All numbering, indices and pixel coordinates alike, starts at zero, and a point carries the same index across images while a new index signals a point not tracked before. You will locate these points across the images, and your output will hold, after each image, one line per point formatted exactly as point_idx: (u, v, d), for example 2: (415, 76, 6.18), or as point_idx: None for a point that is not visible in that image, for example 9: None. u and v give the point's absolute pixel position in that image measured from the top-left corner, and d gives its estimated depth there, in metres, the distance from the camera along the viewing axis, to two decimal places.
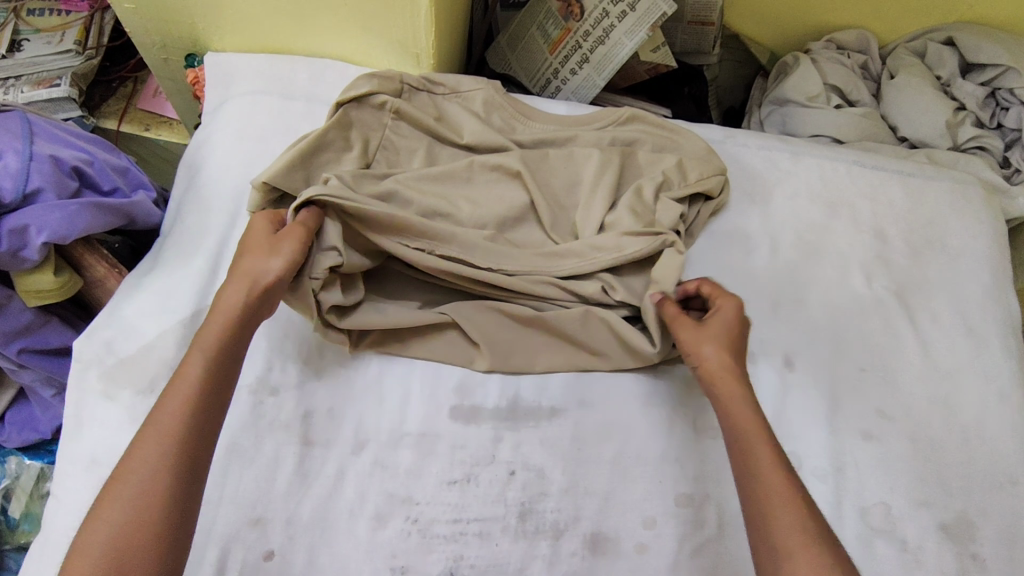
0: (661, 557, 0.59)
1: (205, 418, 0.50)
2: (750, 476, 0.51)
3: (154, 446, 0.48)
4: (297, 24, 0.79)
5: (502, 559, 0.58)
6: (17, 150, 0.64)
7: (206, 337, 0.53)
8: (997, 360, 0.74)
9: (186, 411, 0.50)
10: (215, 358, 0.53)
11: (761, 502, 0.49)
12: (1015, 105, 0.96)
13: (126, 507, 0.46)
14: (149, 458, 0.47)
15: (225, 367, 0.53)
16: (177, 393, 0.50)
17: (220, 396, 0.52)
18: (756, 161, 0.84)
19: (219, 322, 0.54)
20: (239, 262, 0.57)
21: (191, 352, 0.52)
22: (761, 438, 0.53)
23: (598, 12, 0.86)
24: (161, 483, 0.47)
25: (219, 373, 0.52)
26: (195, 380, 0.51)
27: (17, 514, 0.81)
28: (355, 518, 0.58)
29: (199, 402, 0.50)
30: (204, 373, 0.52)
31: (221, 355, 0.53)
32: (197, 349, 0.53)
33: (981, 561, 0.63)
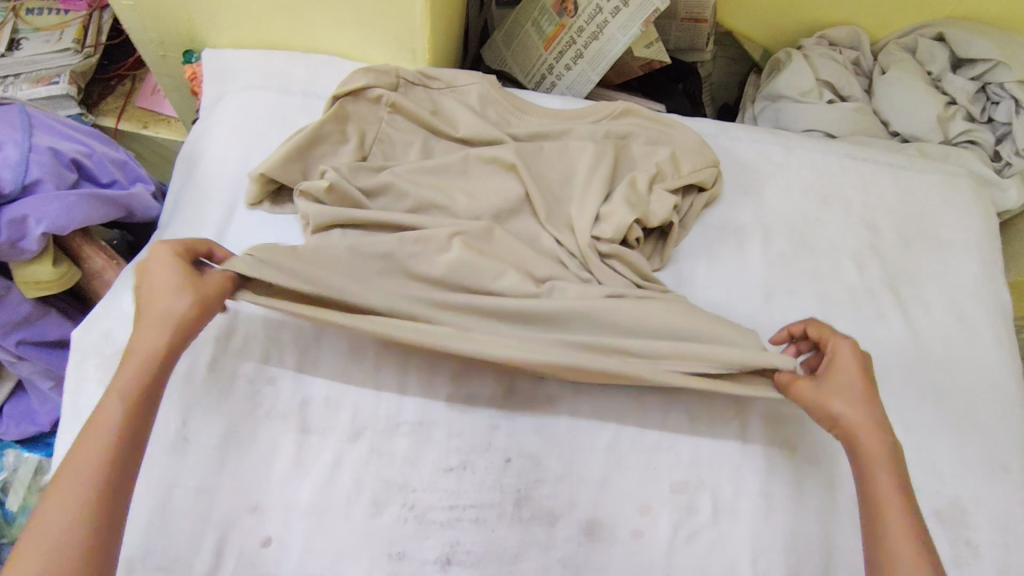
0: (655, 544, 0.60)
1: (125, 460, 0.50)
2: (876, 509, 0.54)
3: (71, 491, 0.48)
4: (294, 21, 0.80)
5: (498, 545, 0.59)
6: (16, 142, 0.65)
7: (125, 376, 0.53)
8: (988, 349, 0.74)
9: (102, 457, 0.49)
10: (134, 398, 0.52)
11: (875, 521, 0.53)
12: (1005, 100, 0.96)
13: (43, 554, 0.45)
14: (67, 503, 0.47)
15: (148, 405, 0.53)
16: (96, 434, 0.50)
17: (139, 437, 0.52)
18: (748, 154, 0.84)
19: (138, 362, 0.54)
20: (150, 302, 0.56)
21: (109, 392, 0.52)
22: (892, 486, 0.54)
23: (592, 8, 0.86)
24: (79, 527, 0.47)
25: (140, 411, 0.52)
26: (114, 422, 0.51)
27: (14, 509, 0.79)
28: (352, 506, 0.59)
29: (112, 452, 0.50)
30: (122, 412, 0.51)
31: (139, 399, 0.52)
32: (114, 391, 0.52)
33: (975, 547, 0.63)
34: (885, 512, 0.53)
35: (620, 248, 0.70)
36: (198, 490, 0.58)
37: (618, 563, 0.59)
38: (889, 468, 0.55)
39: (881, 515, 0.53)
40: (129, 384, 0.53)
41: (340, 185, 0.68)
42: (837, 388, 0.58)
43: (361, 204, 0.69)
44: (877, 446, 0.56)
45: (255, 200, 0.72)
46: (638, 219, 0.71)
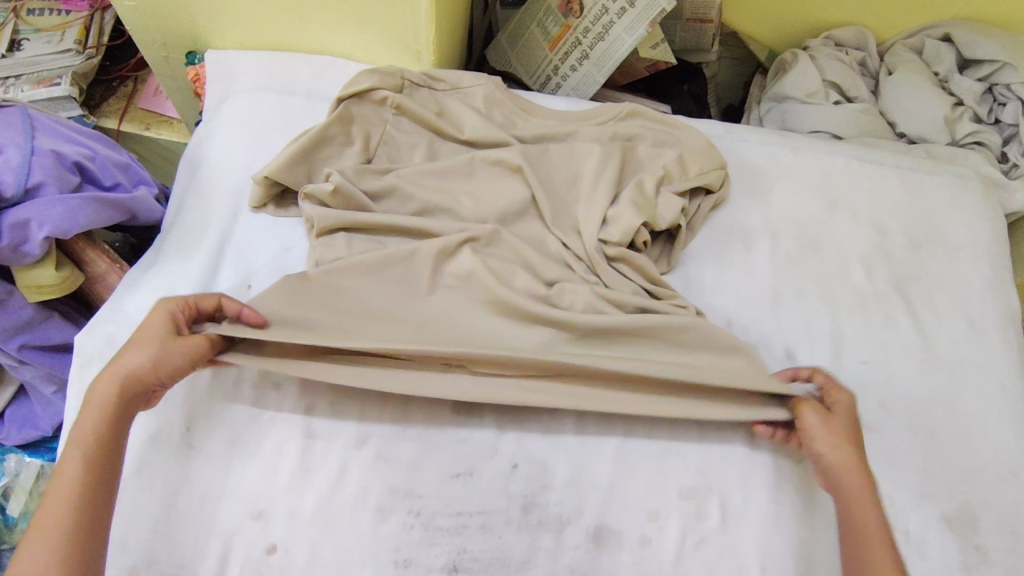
0: (664, 551, 0.59)
1: (94, 510, 0.49)
2: (864, 545, 0.54)
3: (37, 547, 0.46)
4: (298, 22, 0.79)
5: (505, 552, 0.58)
6: (18, 145, 0.64)
7: (82, 428, 0.51)
8: (997, 352, 0.74)
9: (69, 510, 0.48)
10: (95, 448, 0.51)
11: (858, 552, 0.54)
12: (1012, 101, 0.96)
13: None
14: (38, 556, 0.46)
15: (110, 456, 0.51)
16: (57, 490, 0.49)
17: (105, 486, 0.50)
18: (755, 156, 0.84)
19: (93, 418, 0.52)
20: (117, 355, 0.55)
21: (66, 447, 0.50)
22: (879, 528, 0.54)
23: (598, 9, 0.85)
24: None
25: (101, 461, 0.51)
26: (75, 476, 0.49)
27: (15, 513, 0.78)
28: (358, 512, 0.58)
29: (78, 503, 0.48)
30: (83, 464, 0.50)
31: (102, 447, 0.51)
32: (72, 445, 0.51)
33: (985, 552, 0.63)
34: (872, 545, 0.53)
35: (628, 251, 0.69)
36: (202, 496, 0.58)
37: (627, 570, 0.58)
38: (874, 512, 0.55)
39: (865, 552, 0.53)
40: (84, 439, 0.51)
41: (345, 188, 0.67)
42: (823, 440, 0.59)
43: (364, 207, 0.69)
44: (859, 489, 0.56)
45: (259, 203, 0.71)
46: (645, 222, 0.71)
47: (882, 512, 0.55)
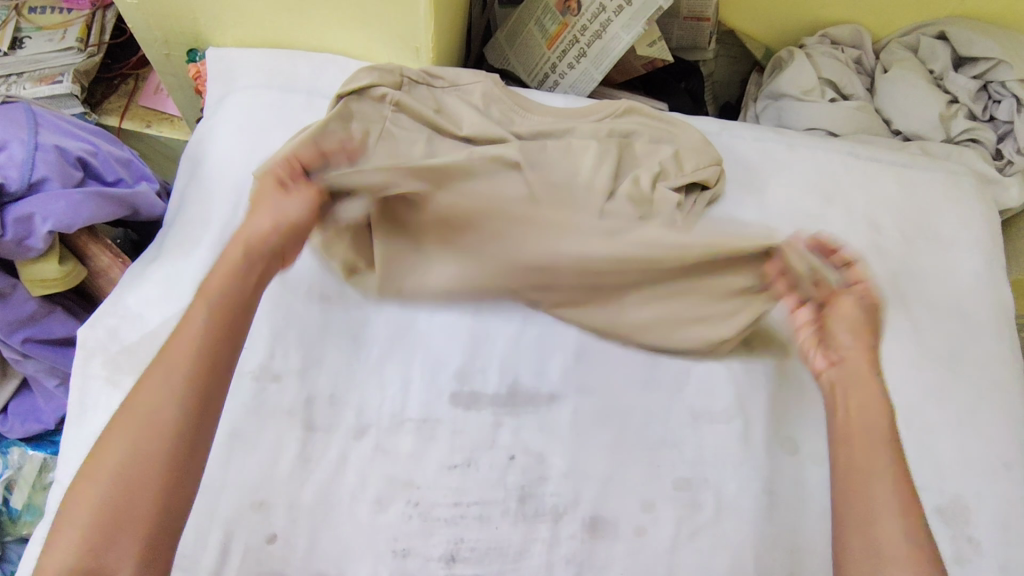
0: (659, 541, 0.60)
1: (216, 359, 0.52)
2: (863, 452, 0.56)
3: (160, 380, 0.50)
4: (298, 19, 0.80)
5: (502, 542, 0.59)
6: (22, 141, 0.65)
7: (212, 285, 0.56)
8: (990, 347, 0.75)
9: (192, 348, 0.52)
10: (218, 303, 0.54)
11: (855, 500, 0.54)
12: (1006, 98, 0.97)
13: (129, 439, 0.48)
14: (160, 391, 0.50)
15: (234, 313, 0.55)
16: (182, 333, 0.53)
17: (231, 337, 0.54)
18: (750, 152, 0.85)
19: (223, 274, 0.56)
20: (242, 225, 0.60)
21: (196, 298, 0.55)
22: (883, 430, 0.57)
23: (594, 7, 0.86)
24: (168, 414, 0.49)
25: (224, 315, 0.54)
26: (197, 328, 0.53)
27: (19, 505, 0.80)
28: (357, 502, 0.59)
29: (203, 346, 0.52)
30: (207, 317, 0.53)
31: (223, 302, 0.55)
32: (201, 297, 0.55)
33: (976, 543, 0.63)
34: (871, 447, 0.56)
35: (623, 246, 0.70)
36: (202, 487, 0.58)
37: (622, 560, 0.59)
38: (880, 421, 0.58)
39: (871, 501, 0.53)
40: (210, 291, 0.55)
41: None
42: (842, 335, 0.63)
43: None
44: (869, 395, 0.60)
45: None
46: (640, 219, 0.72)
47: (895, 430, 0.57)
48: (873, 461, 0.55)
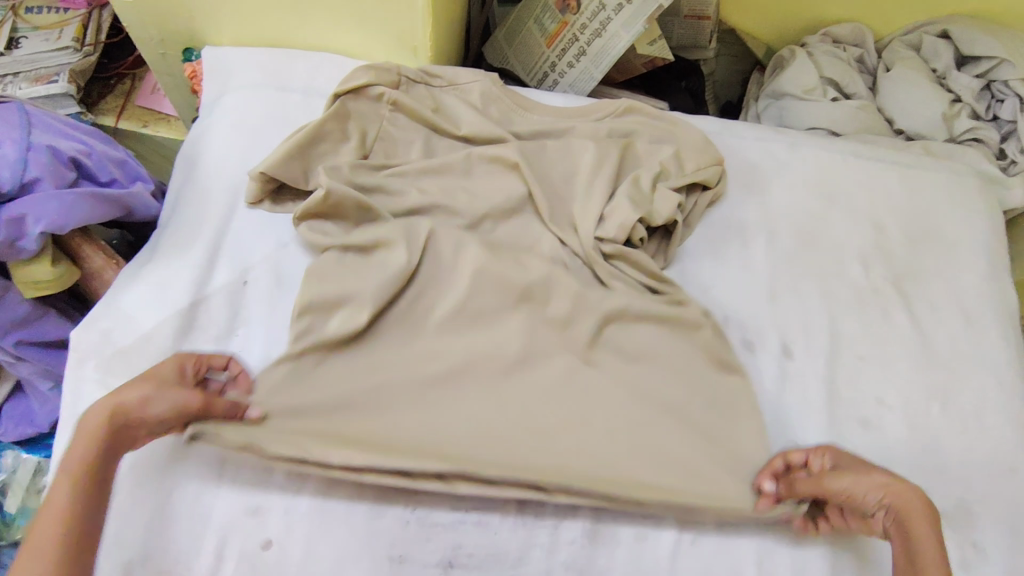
0: (661, 547, 0.59)
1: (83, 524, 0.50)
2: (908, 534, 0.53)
3: (34, 550, 0.48)
4: (294, 18, 0.79)
5: (501, 548, 0.58)
6: (15, 141, 0.65)
7: (74, 452, 0.52)
8: (994, 349, 0.74)
9: (58, 526, 0.49)
10: (83, 475, 0.51)
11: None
12: (1010, 97, 0.95)
13: None
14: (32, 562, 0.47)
15: (97, 484, 0.52)
16: (47, 510, 0.49)
17: (95, 507, 0.51)
18: (752, 152, 0.84)
19: (83, 443, 0.52)
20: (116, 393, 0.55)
21: (59, 471, 0.51)
22: (919, 506, 0.54)
23: (594, 5, 0.85)
24: None
25: (90, 488, 0.51)
26: (61, 505, 0.49)
27: (12, 510, 0.78)
28: (354, 507, 0.58)
29: (68, 517, 0.49)
30: (71, 490, 0.50)
31: (87, 472, 0.51)
32: (64, 467, 0.51)
33: (982, 549, 0.62)
34: (912, 526, 0.53)
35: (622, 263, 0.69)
36: (198, 491, 0.58)
37: (623, 566, 0.58)
38: (911, 496, 0.55)
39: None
40: (76, 466, 0.51)
41: (337, 190, 0.67)
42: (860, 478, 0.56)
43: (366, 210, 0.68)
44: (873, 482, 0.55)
45: (255, 199, 0.71)
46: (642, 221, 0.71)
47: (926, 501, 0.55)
48: (917, 538, 0.53)
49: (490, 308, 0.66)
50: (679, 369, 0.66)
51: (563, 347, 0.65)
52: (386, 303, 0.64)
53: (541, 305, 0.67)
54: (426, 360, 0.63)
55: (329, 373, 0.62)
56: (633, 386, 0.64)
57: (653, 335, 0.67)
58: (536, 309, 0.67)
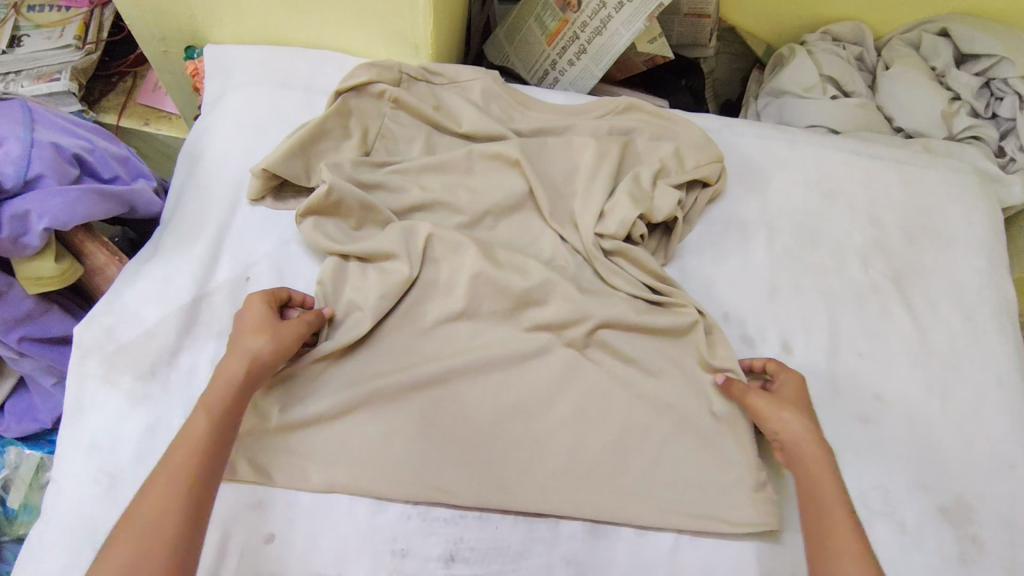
0: (660, 541, 0.59)
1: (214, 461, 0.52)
2: (813, 486, 0.56)
3: (169, 479, 0.50)
4: (296, 16, 0.80)
5: (502, 542, 0.58)
6: (17, 137, 0.65)
7: (213, 393, 0.55)
8: (992, 345, 0.74)
9: (194, 459, 0.51)
10: (218, 414, 0.54)
11: (823, 527, 0.54)
12: (1009, 95, 0.96)
13: (128, 548, 0.47)
14: (168, 490, 0.49)
15: (229, 424, 0.54)
16: (183, 444, 0.52)
17: (225, 447, 0.53)
18: (752, 150, 0.84)
19: (220, 387, 0.55)
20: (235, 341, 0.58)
21: (195, 410, 0.54)
22: (817, 450, 0.57)
23: (595, 3, 0.86)
24: (166, 520, 0.48)
25: (222, 427, 0.54)
26: (198, 439, 0.52)
27: (15, 505, 0.79)
28: (356, 502, 0.58)
29: (204, 454, 0.52)
30: (208, 427, 0.53)
31: (219, 411, 0.54)
32: (201, 407, 0.54)
33: (980, 544, 0.63)
34: (815, 465, 0.57)
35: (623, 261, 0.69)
36: None
37: (623, 559, 0.59)
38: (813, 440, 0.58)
39: (829, 522, 0.53)
40: (207, 406, 0.54)
41: (338, 187, 0.67)
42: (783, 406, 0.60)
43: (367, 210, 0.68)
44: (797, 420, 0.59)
45: (258, 196, 0.72)
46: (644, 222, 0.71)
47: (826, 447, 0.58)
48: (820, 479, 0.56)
49: (491, 304, 0.66)
50: (679, 365, 0.66)
51: (563, 343, 0.66)
52: (388, 299, 0.64)
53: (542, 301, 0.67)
54: (428, 358, 0.64)
55: (334, 370, 0.63)
56: (634, 382, 0.64)
57: (654, 332, 0.67)
58: (537, 306, 0.67)
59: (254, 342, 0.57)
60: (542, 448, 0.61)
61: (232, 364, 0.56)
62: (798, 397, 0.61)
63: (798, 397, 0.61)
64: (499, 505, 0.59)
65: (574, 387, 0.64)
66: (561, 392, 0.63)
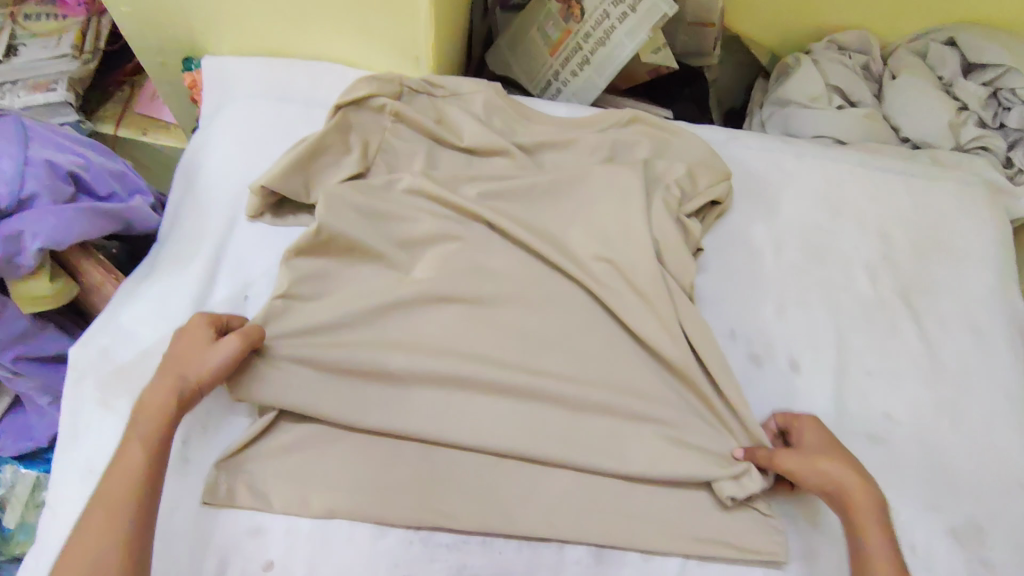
0: (667, 566, 0.58)
1: (154, 493, 0.51)
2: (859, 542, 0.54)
3: (107, 517, 0.48)
4: (295, 28, 0.79)
5: (506, 568, 0.57)
6: (11, 156, 0.64)
7: (142, 423, 0.52)
8: (1003, 362, 0.73)
9: (132, 492, 0.49)
10: (152, 444, 0.52)
11: None
12: (1017, 105, 0.94)
13: None
14: (106, 529, 0.48)
15: (166, 452, 0.52)
16: (117, 480, 0.50)
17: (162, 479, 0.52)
18: (757, 162, 0.83)
19: (149, 416, 0.53)
20: (167, 363, 0.56)
21: (125, 442, 0.52)
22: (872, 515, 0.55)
23: (598, 14, 0.85)
24: (110, 559, 0.47)
25: (157, 455, 0.52)
26: (133, 474, 0.50)
27: (12, 525, 0.78)
28: (357, 527, 0.57)
29: (140, 487, 0.50)
30: (141, 460, 0.51)
31: (154, 441, 0.52)
32: (133, 439, 0.52)
33: (992, 566, 0.62)
34: (868, 527, 0.55)
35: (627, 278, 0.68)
36: (199, 512, 0.57)
37: None
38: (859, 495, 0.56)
39: None
40: (145, 435, 0.52)
41: (329, 224, 0.65)
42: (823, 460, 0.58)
43: (363, 230, 0.66)
44: (847, 478, 0.56)
45: (256, 212, 0.70)
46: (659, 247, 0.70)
47: (877, 503, 0.56)
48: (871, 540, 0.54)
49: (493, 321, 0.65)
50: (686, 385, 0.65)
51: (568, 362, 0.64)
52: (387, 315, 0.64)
53: (544, 320, 0.66)
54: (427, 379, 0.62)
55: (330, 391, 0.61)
56: (640, 404, 0.63)
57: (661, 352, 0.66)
58: (542, 324, 0.66)
59: (185, 365, 0.55)
60: (546, 472, 0.60)
61: (163, 393, 0.54)
62: (819, 444, 0.60)
63: (827, 443, 0.60)
64: (503, 530, 0.57)
65: (578, 409, 0.62)
66: (565, 413, 0.62)
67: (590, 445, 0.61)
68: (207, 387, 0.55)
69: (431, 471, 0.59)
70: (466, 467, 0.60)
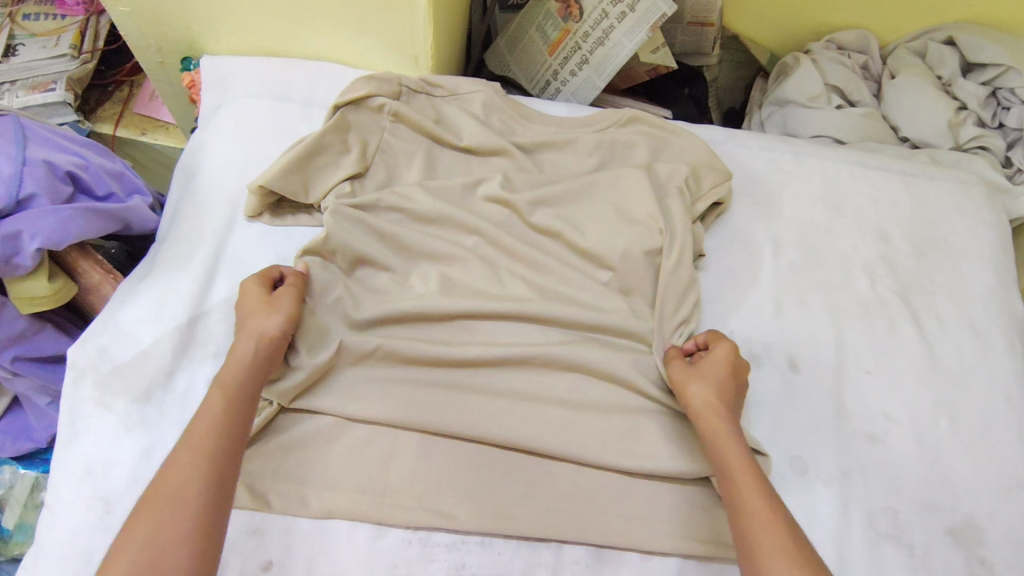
0: (666, 566, 0.58)
1: (235, 438, 0.52)
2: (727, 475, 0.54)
3: (191, 452, 0.50)
4: (293, 27, 0.78)
5: (504, 568, 0.57)
6: (9, 156, 0.64)
7: (225, 372, 0.55)
8: (1002, 364, 0.73)
9: (214, 432, 0.51)
10: (235, 392, 0.54)
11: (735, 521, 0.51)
12: (1016, 104, 0.94)
13: (157, 517, 0.46)
14: (191, 460, 0.49)
15: (246, 401, 0.54)
16: (202, 420, 0.52)
17: (243, 425, 0.53)
18: (756, 162, 0.83)
19: (233, 369, 0.55)
20: (243, 323, 0.59)
21: (209, 389, 0.54)
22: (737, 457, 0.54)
23: (597, 13, 0.85)
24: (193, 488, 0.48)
25: (237, 401, 0.54)
26: (216, 418, 0.52)
27: (11, 526, 0.78)
28: (356, 526, 0.57)
29: (222, 427, 0.52)
30: (223, 405, 0.53)
31: (236, 389, 0.54)
32: (217, 386, 0.54)
33: (990, 566, 0.61)
34: (725, 458, 0.55)
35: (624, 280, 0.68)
36: None
37: None
38: (727, 438, 0.56)
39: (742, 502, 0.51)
40: (226, 383, 0.54)
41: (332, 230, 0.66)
42: (699, 385, 0.59)
43: (363, 229, 0.67)
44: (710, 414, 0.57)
45: (255, 212, 0.70)
46: (658, 247, 0.69)
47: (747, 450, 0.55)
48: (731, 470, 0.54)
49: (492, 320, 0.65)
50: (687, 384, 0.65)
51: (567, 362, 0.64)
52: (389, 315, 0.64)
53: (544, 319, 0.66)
54: (425, 377, 0.63)
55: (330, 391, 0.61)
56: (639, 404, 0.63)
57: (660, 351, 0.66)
58: (542, 324, 0.66)
59: (260, 321, 0.58)
60: (546, 473, 0.60)
61: (245, 347, 0.57)
62: (711, 378, 0.59)
63: (723, 372, 0.59)
64: (501, 530, 0.57)
65: (577, 409, 0.62)
66: (564, 412, 0.62)
67: (590, 445, 0.60)
68: (283, 343, 0.58)
69: (430, 470, 0.59)
70: (465, 466, 0.59)
